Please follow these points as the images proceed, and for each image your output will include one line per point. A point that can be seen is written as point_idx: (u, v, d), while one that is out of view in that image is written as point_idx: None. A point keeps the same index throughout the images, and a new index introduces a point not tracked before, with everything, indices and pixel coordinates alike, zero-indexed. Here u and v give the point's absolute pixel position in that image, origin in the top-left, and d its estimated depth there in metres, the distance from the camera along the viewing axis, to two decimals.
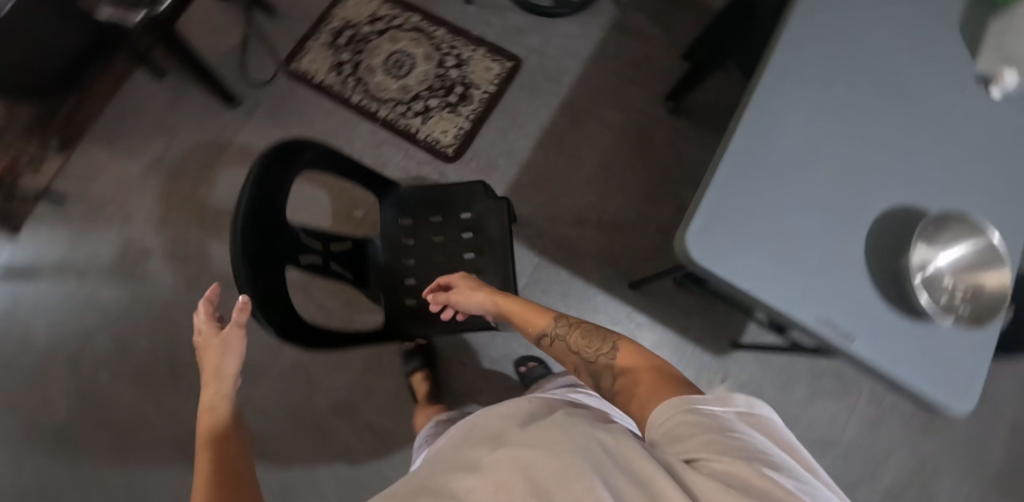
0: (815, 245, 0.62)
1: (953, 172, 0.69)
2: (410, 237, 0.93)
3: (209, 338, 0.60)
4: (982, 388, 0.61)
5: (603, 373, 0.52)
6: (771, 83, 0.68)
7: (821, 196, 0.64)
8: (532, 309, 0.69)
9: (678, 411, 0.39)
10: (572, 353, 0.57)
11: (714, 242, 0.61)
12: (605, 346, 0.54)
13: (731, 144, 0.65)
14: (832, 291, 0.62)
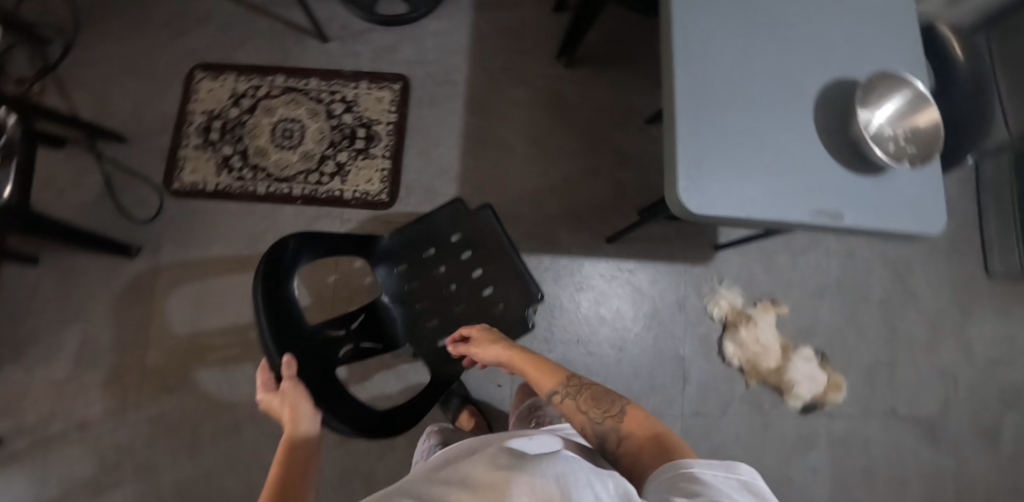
0: (780, 153, 0.71)
1: (855, 35, 0.77)
2: (415, 282, 0.90)
3: (271, 401, 0.60)
4: (944, 205, 0.73)
5: (607, 438, 0.59)
6: (685, 25, 0.72)
7: (768, 108, 0.72)
8: (546, 365, 0.72)
9: (682, 470, 0.44)
10: (579, 413, 0.63)
11: (706, 191, 0.68)
12: (613, 410, 0.61)
13: (677, 97, 0.70)
14: (807, 185, 0.71)
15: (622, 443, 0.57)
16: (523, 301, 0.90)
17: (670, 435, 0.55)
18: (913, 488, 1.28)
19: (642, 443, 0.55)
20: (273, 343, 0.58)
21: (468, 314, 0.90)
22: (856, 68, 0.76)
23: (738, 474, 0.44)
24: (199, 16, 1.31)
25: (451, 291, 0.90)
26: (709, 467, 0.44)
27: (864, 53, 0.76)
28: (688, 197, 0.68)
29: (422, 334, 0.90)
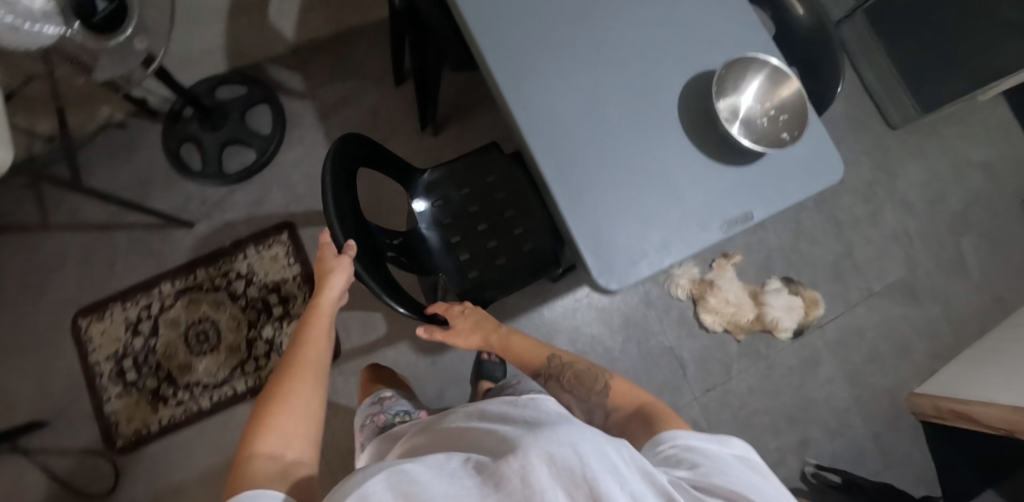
0: (668, 185, 0.69)
1: (683, 29, 0.74)
2: (450, 218, 0.96)
3: (330, 263, 0.68)
4: (838, 152, 0.72)
5: (592, 409, 0.66)
6: (523, 108, 0.69)
7: (637, 145, 0.70)
8: (533, 347, 0.79)
9: (674, 442, 0.47)
10: (565, 391, 0.69)
11: (617, 261, 0.66)
12: (597, 383, 0.67)
13: (548, 184, 0.67)
14: (707, 197, 0.69)
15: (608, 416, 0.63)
16: (548, 245, 0.94)
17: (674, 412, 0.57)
18: (916, 350, 1.35)
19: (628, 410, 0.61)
20: (340, 228, 0.67)
21: (499, 253, 0.94)
22: (700, 58, 0.74)
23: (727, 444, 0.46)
24: (50, 263, 1.20)
25: (483, 232, 0.95)
26: (701, 441, 0.46)
27: (700, 38, 0.74)
28: (606, 277, 0.65)
29: (458, 267, 0.93)
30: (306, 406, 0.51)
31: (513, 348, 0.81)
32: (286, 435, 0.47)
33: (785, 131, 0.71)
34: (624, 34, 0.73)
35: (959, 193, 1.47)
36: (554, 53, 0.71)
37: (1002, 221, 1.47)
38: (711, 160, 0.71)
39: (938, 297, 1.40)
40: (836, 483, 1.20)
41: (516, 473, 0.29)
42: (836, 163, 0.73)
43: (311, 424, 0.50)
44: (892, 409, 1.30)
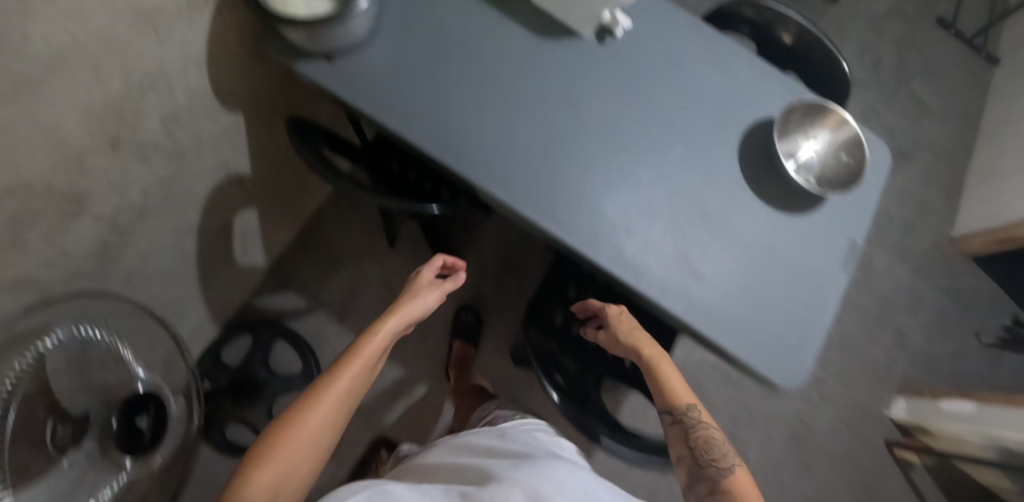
0: (781, 263, 0.70)
1: (702, 110, 0.74)
2: (572, 322, 0.92)
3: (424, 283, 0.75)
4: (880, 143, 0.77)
5: (700, 482, 0.62)
6: (631, 271, 0.65)
7: (738, 242, 0.70)
8: (678, 381, 0.71)
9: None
10: (685, 446, 0.66)
11: (788, 358, 0.67)
12: (724, 461, 0.63)
13: (697, 327, 0.65)
14: (817, 247, 0.71)
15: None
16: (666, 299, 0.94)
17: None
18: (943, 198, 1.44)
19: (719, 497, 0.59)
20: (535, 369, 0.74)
21: None
22: (737, 121, 0.74)
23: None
24: None
25: None
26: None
27: (726, 104, 0.75)
28: (787, 379, 0.66)
29: (611, 364, 0.90)
30: (314, 439, 0.52)
31: (663, 380, 0.71)
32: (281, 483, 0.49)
33: (846, 150, 0.71)
34: (667, 139, 0.72)
35: (886, 45, 1.48)
36: (625, 196, 0.68)
37: (943, 44, 1.52)
38: (802, 214, 0.72)
39: (925, 145, 1.40)
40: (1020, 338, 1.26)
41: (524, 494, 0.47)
42: (880, 149, 0.76)
43: (303, 470, 0.51)
44: (948, 269, 1.31)
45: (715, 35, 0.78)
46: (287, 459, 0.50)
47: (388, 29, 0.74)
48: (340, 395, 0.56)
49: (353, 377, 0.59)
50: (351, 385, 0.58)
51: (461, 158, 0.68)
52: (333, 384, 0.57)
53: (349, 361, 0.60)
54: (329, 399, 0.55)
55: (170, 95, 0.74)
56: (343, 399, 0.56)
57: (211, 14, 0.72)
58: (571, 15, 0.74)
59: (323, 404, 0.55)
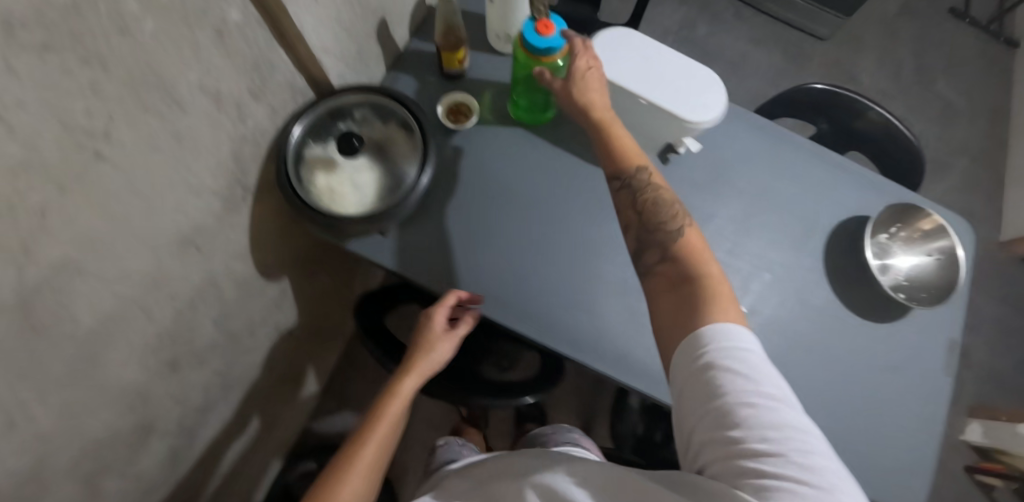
0: (883, 377, 0.68)
1: (775, 226, 0.71)
2: (656, 431, 0.90)
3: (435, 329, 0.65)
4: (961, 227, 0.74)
5: (652, 248, 0.55)
6: None
7: (836, 365, 0.68)
8: (620, 138, 0.59)
9: (718, 343, 0.42)
10: (632, 211, 0.57)
11: (907, 482, 0.65)
12: (673, 223, 0.55)
13: None
14: (917, 353, 0.69)
15: (673, 277, 0.51)
16: None
17: (721, 274, 0.50)
18: None
19: (682, 282, 0.50)
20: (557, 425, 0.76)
21: None
22: (814, 227, 0.72)
23: (746, 352, 0.42)
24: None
25: None
26: (736, 339, 0.42)
27: (799, 210, 0.73)
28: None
29: None
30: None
31: (614, 140, 0.60)
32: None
33: (937, 252, 0.71)
34: (749, 262, 0.70)
35: (905, 48, 1.44)
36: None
37: (963, 38, 1.47)
38: (898, 316, 0.70)
39: (962, 150, 1.35)
40: None
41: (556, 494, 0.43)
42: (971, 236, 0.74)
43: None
44: (1006, 279, 1.27)
45: (773, 131, 0.76)
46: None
47: (440, 188, 0.70)
48: (370, 461, 0.58)
49: (381, 442, 0.60)
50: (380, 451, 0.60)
51: (549, 327, 0.65)
52: (361, 454, 0.58)
53: (376, 426, 0.61)
54: (359, 468, 0.57)
55: (219, 293, 0.69)
56: (375, 462, 0.59)
57: (252, 205, 0.67)
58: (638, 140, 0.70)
59: (358, 470, 0.57)
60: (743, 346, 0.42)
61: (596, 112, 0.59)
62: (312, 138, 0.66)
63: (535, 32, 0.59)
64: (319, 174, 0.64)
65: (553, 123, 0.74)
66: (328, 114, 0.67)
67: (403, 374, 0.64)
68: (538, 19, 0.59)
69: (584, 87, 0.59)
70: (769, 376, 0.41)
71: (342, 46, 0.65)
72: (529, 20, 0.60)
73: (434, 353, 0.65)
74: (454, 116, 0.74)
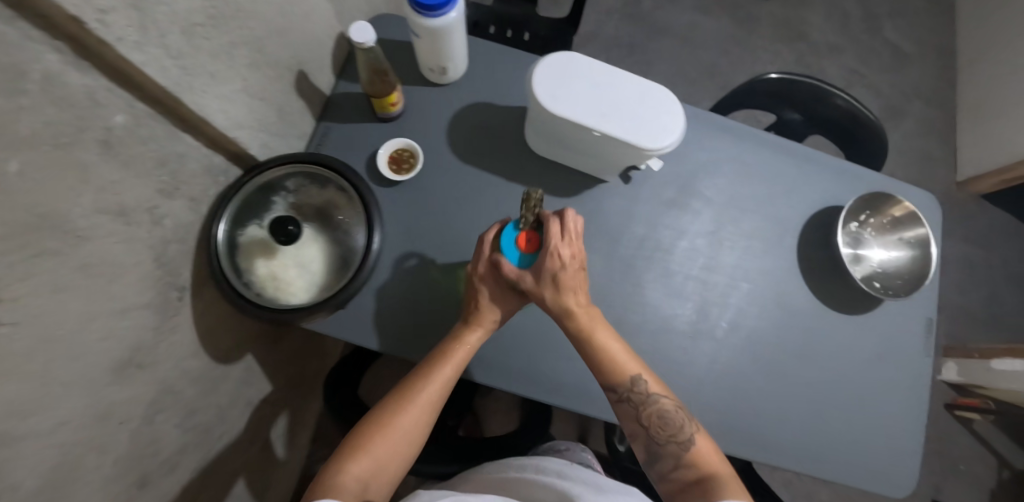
0: (867, 366, 0.69)
1: (748, 230, 0.69)
2: None
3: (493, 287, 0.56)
4: (924, 204, 0.74)
5: (665, 457, 0.53)
6: (735, 439, 0.63)
7: (823, 363, 0.67)
8: (611, 346, 0.55)
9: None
10: (637, 421, 0.55)
11: (896, 467, 0.67)
12: (683, 434, 0.53)
13: (805, 467, 0.65)
14: (895, 336, 0.70)
15: (685, 488, 0.51)
16: None
17: (736, 480, 0.50)
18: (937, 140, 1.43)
19: (693, 485, 0.50)
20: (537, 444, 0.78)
21: None
22: (788, 225, 0.70)
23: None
24: None
25: None
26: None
27: (771, 210, 0.70)
28: (899, 486, 0.67)
29: None
30: (405, 436, 0.50)
31: (599, 349, 0.54)
32: (380, 473, 0.47)
33: (906, 237, 0.72)
34: (726, 274, 0.67)
35: None
36: (706, 359, 0.64)
37: None
38: (876, 304, 0.70)
39: (913, 94, 1.36)
40: None
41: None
42: (939, 217, 0.75)
43: (396, 467, 0.49)
44: (965, 218, 1.30)
45: (736, 130, 0.72)
46: (379, 458, 0.48)
47: (396, 246, 0.64)
48: (432, 398, 0.52)
49: (447, 378, 0.53)
50: (440, 391, 0.52)
51: (532, 381, 0.62)
52: (423, 388, 0.51)
53: (439, 366, 0.53)
54: (422, 402, 0.51)
55: (177, 398, 0.64)
56: (436, 400, 0.52)
57: (191, 302, 0.61)
58: (598, 165, 0.65)
59: (419, 404, 0.51)
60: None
61: (579, 323, 0.54)
62: (244, 219, 0.59)
63: (512, 245, 0.55)
64: (260, 260, 0.58)
65: (506, 153, 0.68)
66: (257, 189, 0.60)
67: (471, 316, 0.55)
68: (523, 228, 0.56)
69: (558, 290, 0.53)
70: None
71: (258, 114, 0.58)
72: (512, 224, 0.56)
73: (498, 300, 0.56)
74: (397, 165, 0.67)
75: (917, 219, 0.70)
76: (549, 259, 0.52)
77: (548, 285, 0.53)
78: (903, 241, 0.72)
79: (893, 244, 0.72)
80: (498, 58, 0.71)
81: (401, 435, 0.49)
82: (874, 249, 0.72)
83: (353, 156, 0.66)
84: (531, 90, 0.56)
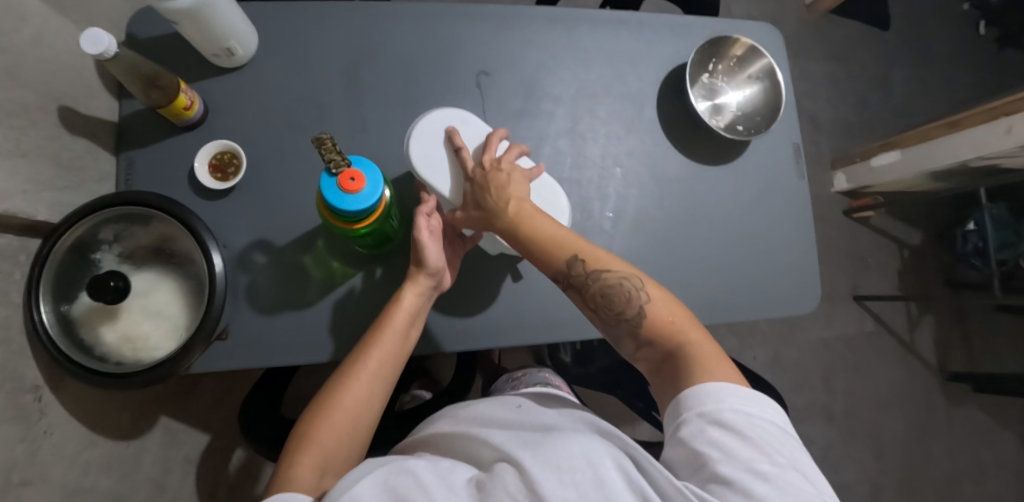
0: (749, 205, 0.71)
1: (605, 117, 0.68)
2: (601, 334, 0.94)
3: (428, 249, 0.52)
4: (764, 37, 0.76)
5: (623, 337, 0.48)
6: None
7: (709, 217, 0.69)
8: (542, 236, 0.49)
9: (706, 412, 0.38)
10: (587, 306, 0.49)
11: (798, 286, 0.71)
12: (631, 309, 0.46)
13: (716, 314, 0.68)
14: (766, 168, 0.73)
15: (652, 362, 0.46)
16: None
17: (705, 343, 0.43)
18: None
19: (661, 363, 0.44)
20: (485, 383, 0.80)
21: None
22: (641, 98, 0.69)
23: (758, 421, 0.38)
24: None
25: None
26: (745, 402, 0.38)
27: (620, 89, 0.69)
28: (803, 300, 0.71)
29: None
30: (354, 413, 0.47)
31: (533, 238, 0.49)
32: (332, 456, 0.45)
33: (755, 73, 0.73)
34: (596, 167, 0.67)
35: None
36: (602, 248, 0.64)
37: None
38: (745, 146, 0.72)
39: None
40: (896, 61, 1.39)
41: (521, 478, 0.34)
42: (780, 45, 0.76)
43: (350, 446, 0.47)
44: (821, 37, 1.36)
45: (565, 18, 0.69)
46: (325, 442, 0.45)
47: (253, 254, 0.59)
48: (375, 373, 0.49)
49: (393, 345, 0.51)
50: (385, 361, 0.50)
51: (440, 334, 0.59)
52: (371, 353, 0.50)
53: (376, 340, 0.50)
54: (372, 365, 0.49)
55: (90, 494, 0.60)
56: (382, 374, 0.50)
57: (56, 398, 0.56)
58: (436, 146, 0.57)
59: (360, 378, 0.49)
60: (748, 413, 0.38)
61: (502, 221, 0.49)
62: (70, 290, 0.52)
63: (341, 195, 0.43)
64: (105, 327, 0.52)
65: (335, 120, 0.62)
66: (69, 253, 0.52)
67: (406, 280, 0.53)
68: (336, 172, 0.43)
69: (477, 200, 0.50)
70: (786, 462, 0.35)
71: (26, 176, 0.50)
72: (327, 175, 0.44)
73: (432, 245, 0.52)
74: (222, 172, 0.60)
75: (759, 52, 0.72)
76: (465, 184, 0.52)
77: (468, 198, 0.51)
78: (752, 78, 0.73)
79: (747, 82, 0.73)
80: (290, 21, 0.64)
81: (358, 399, 0.48)
82: (730, 95, 0.73)
83: (172, 179, 0.59)
84: (418, 155, 0.51)
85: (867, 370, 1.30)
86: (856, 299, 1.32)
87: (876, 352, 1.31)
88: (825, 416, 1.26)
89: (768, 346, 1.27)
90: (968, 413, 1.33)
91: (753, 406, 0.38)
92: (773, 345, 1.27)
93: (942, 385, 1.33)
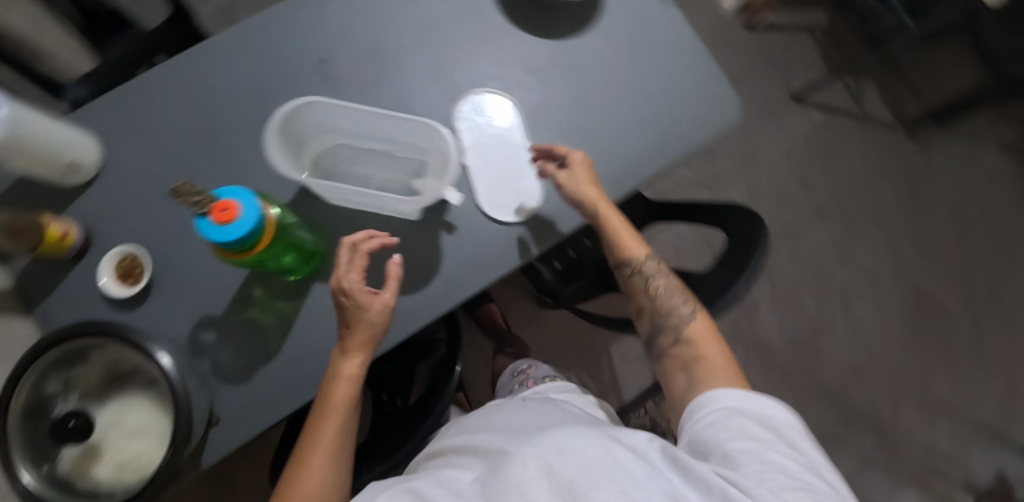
0: (632, 51, 0.68)
1: (457, 40, 0.65)
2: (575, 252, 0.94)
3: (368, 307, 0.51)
4: None
5: (664, 331, 0.61)
6: None
7: (600, 82, 0.66)
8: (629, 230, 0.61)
9: (724, 403, 0.50)
10: (647, 298, 0.62)
11: (717, 99, 0.68)
12: (686, 308, 0.60)
13: (651, 166, 0.65)
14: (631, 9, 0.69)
15: (683, 354, 0.58)
16: None
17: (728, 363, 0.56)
18: None
19: (692, 361, 0.57)
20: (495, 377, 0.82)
21: None
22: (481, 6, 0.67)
23: (758, 414, 0.49)
24: None
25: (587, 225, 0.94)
26: (748, 403, 0.50)
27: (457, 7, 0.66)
28: (730, 111, 0.68)
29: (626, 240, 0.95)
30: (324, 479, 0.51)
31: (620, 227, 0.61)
32: None
33: None
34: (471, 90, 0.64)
35: None
36: (515, 162, 0.63)
37: None
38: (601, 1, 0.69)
39: None
40: None
41: (529, 455, 0.41)
42: None
43: None
44: None
45: None
46: None
47: (203, 335, 0.58)
48: (331, 446, 0.52)
49: (341, 416, 0.52)
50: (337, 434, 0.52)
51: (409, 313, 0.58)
52: (322, 428, 0.52)
53: (323, 416, 0.52)
54: (324, 437, 0.52)
55: None
56: (336, 437, 0.52)
57: None
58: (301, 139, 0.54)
59: (318, 452, 0.51)
60: (750, 409, 0.49)
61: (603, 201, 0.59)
62: (46, 450, 0.50)
63: (220, 232, 0.43)
64: (98, 465, 0.52)
65: (209, 175, 0.60)
66: (24, 418, 0.49)
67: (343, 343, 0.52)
68: (208, 211, 0.43)
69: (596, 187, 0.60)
70: (784, 439, 0.47)
71: None
72: (202, 220, 0.43)
73: (372, 299, 0.51)
74: (132, 276, 0.59)
75: None
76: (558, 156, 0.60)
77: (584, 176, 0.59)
78: None
79: None
80: (121, 111, 0.62)
81: (323, 464, 0.51)
82: None
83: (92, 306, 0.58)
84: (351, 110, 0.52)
85: (835, 157, 1.31)
86: (795, 101, 1.32)
87: (835, 138, 1.32)
88: (818, 217, 1.29)
89: (738, 183, 1.27)
90: (943, 148, 1.35)
91: (751, 403, 0.50)
92: (742, 179, 1.28)
93: (909, 136, 1.35)
